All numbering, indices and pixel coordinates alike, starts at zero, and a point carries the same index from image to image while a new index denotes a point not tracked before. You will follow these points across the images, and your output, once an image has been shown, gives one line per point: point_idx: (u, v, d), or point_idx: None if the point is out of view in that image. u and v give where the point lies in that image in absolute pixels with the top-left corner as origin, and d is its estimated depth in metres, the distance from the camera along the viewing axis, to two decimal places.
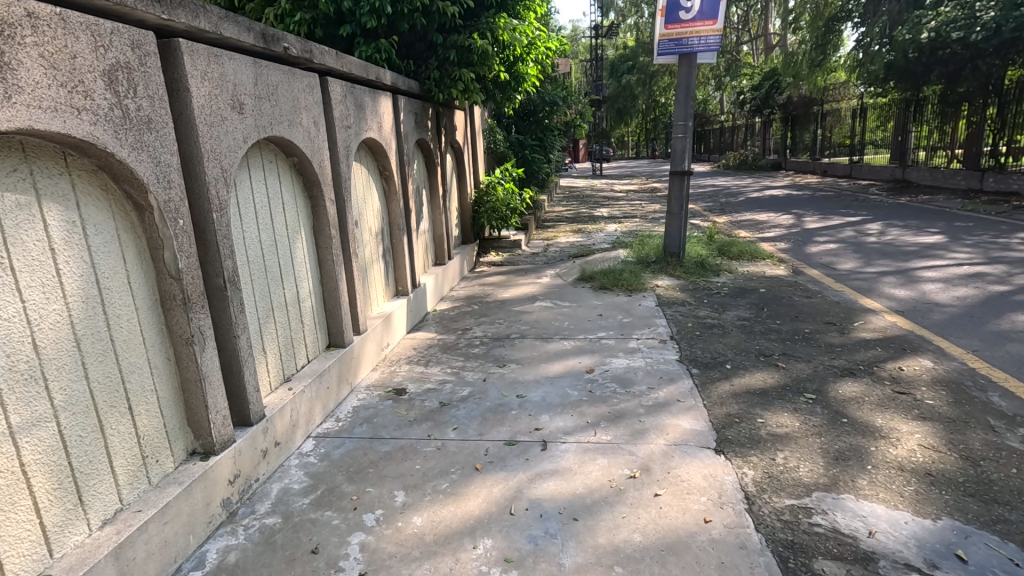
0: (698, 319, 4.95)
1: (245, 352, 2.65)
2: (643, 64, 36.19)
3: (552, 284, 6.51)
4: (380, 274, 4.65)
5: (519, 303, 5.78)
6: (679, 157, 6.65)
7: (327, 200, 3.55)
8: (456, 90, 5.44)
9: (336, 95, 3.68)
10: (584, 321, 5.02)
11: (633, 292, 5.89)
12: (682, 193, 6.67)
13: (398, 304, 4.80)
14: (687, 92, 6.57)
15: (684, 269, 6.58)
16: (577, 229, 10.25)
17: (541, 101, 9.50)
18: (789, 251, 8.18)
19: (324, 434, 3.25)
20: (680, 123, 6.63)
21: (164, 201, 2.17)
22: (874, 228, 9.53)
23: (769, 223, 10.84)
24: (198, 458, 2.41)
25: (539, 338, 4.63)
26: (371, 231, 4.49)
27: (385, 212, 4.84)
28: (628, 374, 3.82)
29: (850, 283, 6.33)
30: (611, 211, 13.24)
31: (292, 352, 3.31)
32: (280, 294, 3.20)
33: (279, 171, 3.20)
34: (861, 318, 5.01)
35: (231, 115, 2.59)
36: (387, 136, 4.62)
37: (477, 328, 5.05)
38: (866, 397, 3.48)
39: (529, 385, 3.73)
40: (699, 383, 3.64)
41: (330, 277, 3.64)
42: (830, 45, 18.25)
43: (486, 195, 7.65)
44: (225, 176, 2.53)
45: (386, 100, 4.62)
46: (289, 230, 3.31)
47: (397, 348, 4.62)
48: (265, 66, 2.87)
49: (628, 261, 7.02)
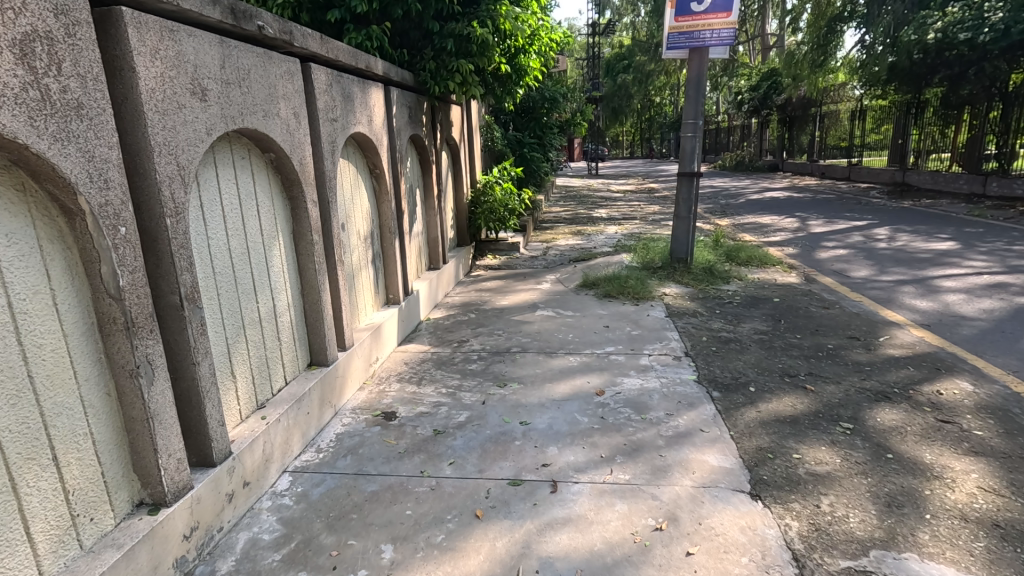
0: (712, 333, 4.60)
1: (206, 380, 2.25)
2: (640, 63, 35.82)
3: (553, 290, 6.13)
4: (369, 281, 4.26)
5: (519, 311, 5.40)
6: (688, 157, 6.29)
7: (309, 202, 3.15)
8: (454, 82, 5.08)
9: (320, 84, 3.27)
10: (589, 333, 4.65)
11: (640, 300, 5.52)
12: (691, 194, 6.32)
13: (388, 314, 4.41)
14: (699, 86, 6.15)
15: (692, 276, 6.23)
16: (577, 230, 9.88)
17: (540, 98, 9.13)
18: (797, 257, 7.86)
19: (302, 467, 2.86)
20: (690, 122, 6.23)
21: (99, 205, 1.77)
22: (883, 233, 9.22)
23: (773, 226, 10.54)
24: (146, 511, 2.02)
25: (542, 353, 4.25)
26: (359, 235, 4.10)
27: (376, 213, 4.45)
28: (642, 398, 3.45)
29: (867, 292, 6.00)
30: (610, 212, 12.89)
31: (268, 373, 2.92)
32: (253, 309, 2.81)
33: (252, 169, 2.80)
34: (886, 332, 4.67)
35: (192, 103, 2.19)
36: (378, 131, 4.23)
37: (475, 340, 4.67)
38: (908, 426, 3.13)
39: (533, 409, 3.35)
40: (722, 409, 3.28)
41: (312, 287, 3.25)
42: (831, 46, 17.99)
43: (484, 195, 7.31)
44: (182, 175, 2.13)
45: (377, 91, 4.23)
46: (265, 236, 2.91)
47: (387, 362, 4.24)
48: (235, 46, 2.48)
49: (633, 266, 6.66)
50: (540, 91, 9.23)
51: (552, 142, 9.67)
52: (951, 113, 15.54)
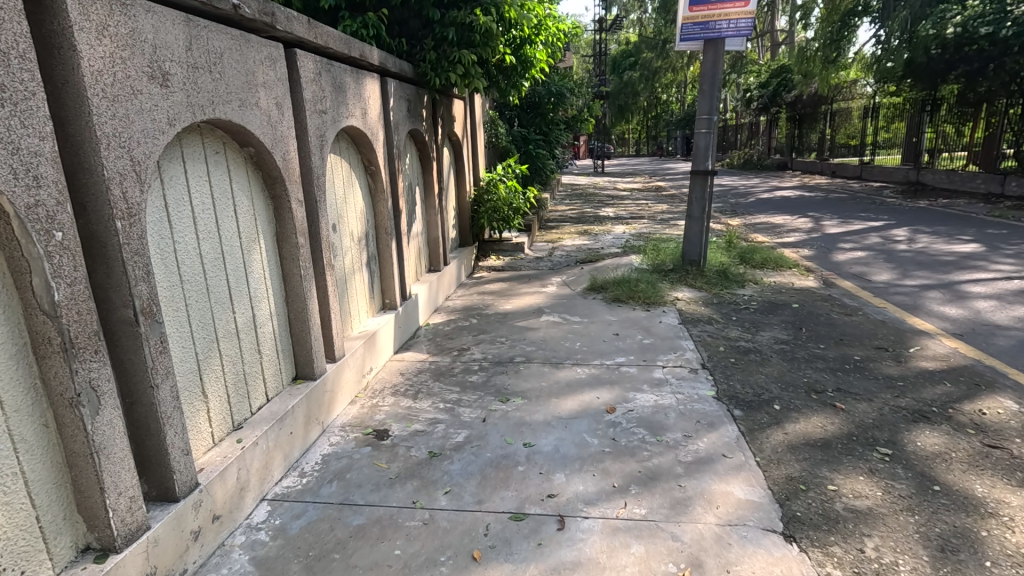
0: (729, 342, 4.30)
1: (167, 405, 1.99)
2: (646, 59, 35.35)
3: (560, 294, 5.85)
4: (362, 285, 3.98)
5: (522, 317, 5.12)
6: (702, 155, 5.96)
7: (293, 201, 2.87)
8: (455, 74, 4.76)
9: (307, 72, 2.99)
10: (598, 342, 4.36)
11: (651, 306, 5.23)
12: (704, 195, 6.00)
13: (384, 321, 4.13)
14: (713, 81, 5.85)
15: (706, 280, 5.93)
16: (583, 230, 9.59)
17: (546, 93, 8.84)
18: (814, 259, 7.54)
19: (282, 495, 2.59)
20: (704, 118, 5.92)
21: (27, 207, 1.50)
22: (901, 235, 8.88)
23: (786, 226, 10.22)
24: (92, 557, 1.76)
25: (548, 364, 3.96)
26: (351, 236, 3.82)
27: (370, 213, 4.17)
28: (657, 416, 3.16)
29: (891, 298, 5.68)
30: (617, 210, 12.57)
31: (245, 390, 2.65)
32: (228, 320, 2.53)
33: (228, 165, 2.53)
34: (916, 342, 4.36)
35: (150, 89, 1.92)
36: (373, 125, 3.95)
37: (476, 348, 4.38)
38: (953, 452, 2.82)
39: (538, 429, 3.07)
40: (745, 431, 2.99)
41: (297, 295, 2.97)
42: (845, 41, 17.52)
43: (487, 193, 7.03)
44: (137, 171, 1.86)
45: (372, 82, 3.95)
46: (243, 239, 2.64)
47: (382, 372, 3.96)
48: (205, 26, 2.20)
49: (643, 268, 6.36)
50: (546, 86, 8.95)
51: (557, 139, 9.37)
52: (968, 111, 15.15)
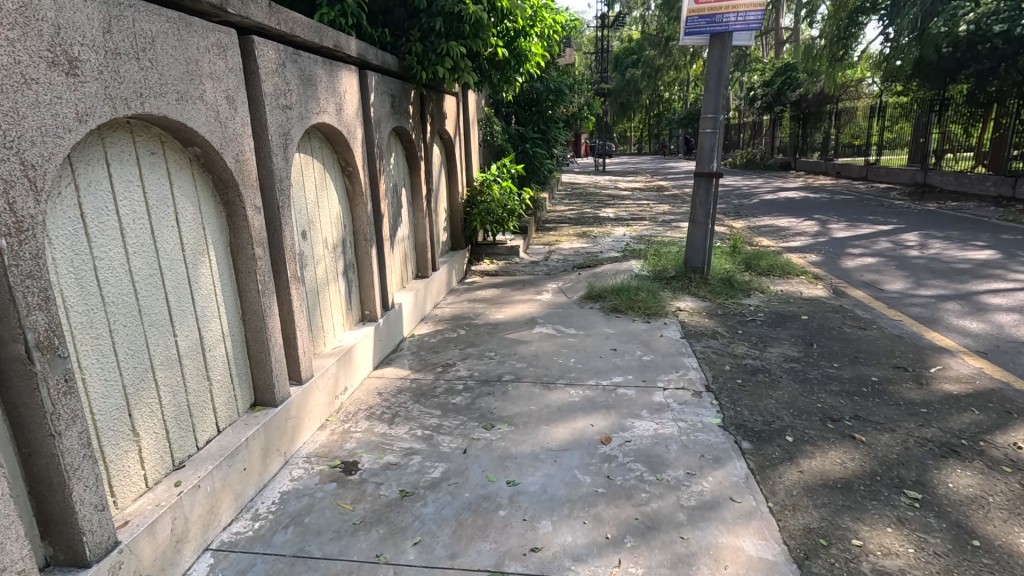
0: (736, 360, 3.98)
1: (74, 453, 1.67)
2: (649, 57, 34.97)
3: (554, 303, 5.53)
4: (337, 297, 3.66)
5: (513, 328, 4.79)
6: (707, 155, 5.65)
7: (249, 207, 2.55)
8: (443, 67, 4.45)
9: (266, 63, 2.66)
10: (594, 358, 4.04)
11: (652, 317, 4.91)
12: (709, 198, 5.68)
13: (361, 335, 3.82)
14: (718, 77, 5.51)
15: (709, 288, 5.60)
16: (582, 232, 9.27)
17: (545, 90, 8.49)
18: (822, 265, 7.21)
19: (229, 545, 2.27)
20: (710, 117, 5.59)
21: None
22: (912, 240, 8.55)
23: (791, 229, 9.90)
24: None
25: (539, 384, 3.64)
26: (324, 243, 3.51)
27: (348, 217, 3.85)
28: (656, 449, 2.85)
29: (906, 309, 5.36)
30: (618, 211, 12.25)
31: (189, 423, 2.33)
32: (169, 344, 2.22)
33: (168, 168, 2.21)
34: (937, 361, 4.04)
35: (50, 78, 1.60)
36: (350, 123, 3.63)
37: (462, 364, 4.06)
38: (990, 497, 2.49)
39: (524, 463, 2.75)
40: (756, 468, 2.67)
41: (255, 312, 2.66)
42: (852, 39, 17.14)
43: (481, 194, 6.71)
44: (30, 177, 1.54)
45: (350, 76, 3.62)
46: (188, 251, 2.32)
47: (358, 392, 3.64)
48: (130, 5, 1.88)
49: (643, 275, 6.04)
50: (545, 82, 8.60)
51: (555, 138, 9.04)
52: (977, 111, 14.80)
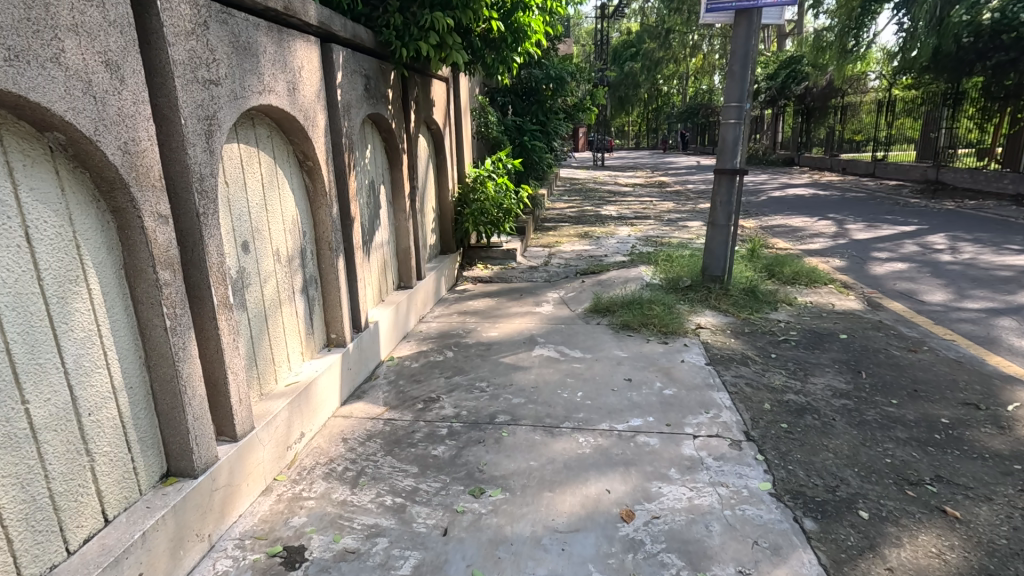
0: (775, 395, 3.33)
1: None
2: (649, 50, 34.26)
3: (556, 317, 4.86)
4: (290, 322, 2.98)
5: (509, 350, 4.12)
6: (729, 149, 4.99)
7: (149, 217, 1.87)
8: (427, 43, 3.76)
9: (178, 21, 1.97)
10: (605, 392, 3.37)
11: (669, 337, 4.25)
12: (732, 198, 5.02)
13: (323, 367, 3.14)
14: (745, 60, 4.82)
15: (731, 300, 4.95)
16: (583, 232, 8.60)
17: (544, 77, 7.81)
18: (848, 272, 6.57)
19: None
20: (734, 107, 4.89)
21: None
22: (940, 243, 7.92)
23: (806, 230, 9.25)
24: None
25: (540, 429, 2.98)
26: (273, 256, 2.82)
27: (308, 222, 3.16)
28: (695, 532, 2.19)
29: (955, 326, 4.72)
30: (621, 209, 11.56)
31: (52, 522, 1.66)
32: (10, 416, 1.54)
33: (7, 162, 1.53)
34: (1013, 397, 3.39)
35: None
36: (309, 106, 2.94)
37: (448, 399, 3.39)
38: None
39: (523, 555, 2.09)
40: (830, 563, 2.02)
41: (163, 357, 1.97)
42: (864, 30, 16.49)
43: (473, 192, 6.07)
44: None
45: (309, 48, 2.93)
46: (48, 280, 1.64)
47: (318, 439, 2.97)
48: None
49: (655, 284, 5.39)
50: (545, 69, 7.94)
51: (556, 130, 8.36)
52: (993, 106, 14.19)
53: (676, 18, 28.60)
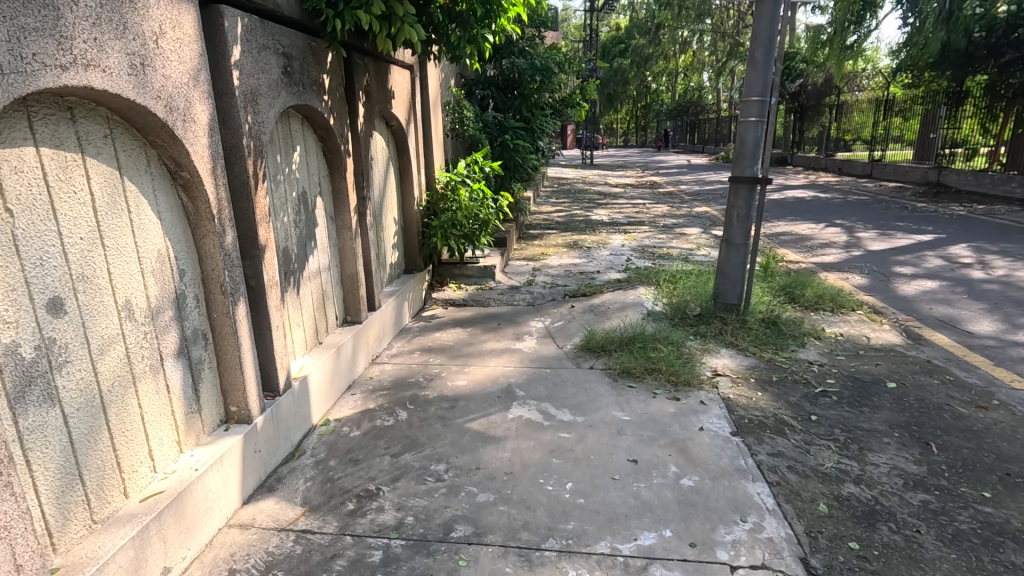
0: (831, 487, 2.49)
1: None
2: (638, 46, 33.44)
3: (540, 357, 3.99)
4: (151, 403, 2.07)
5: (479, 409, 3.23)
6: (748, 152, 4.13)
7: None
8: (370, 11, 2.86)
9: None
10: (604, 485, 2.51)
11: (681, 390, 3.39)
12: (750, 211, 4.18)
13: (206, 460, 2.23)
14: (768, 45, 3.97)
15: (751, 336, 4.12)
16: (573, 242, 7.74)
17: (529, 67, 6.92)
18: (873, 292, 5.77)
19: None
20: (755, 101, 4.06)
21: None
22: (966, 256, 7.16)
23: (815, 239, 8.47)
24: None
25: (512, 555, 2.11)
26: (117, 313, 1.91)
27: (186, 257, 2.24)
28: None
29: (1020, 368, 3.92)
30: (612, 213, 10.70)
31: None
32: None
33: None
34: None
35: None
36: (177, 92, 2.02)
37: (391, 493, 2.50)
38: None
39: None
40: None
41: None
42: (864, 25, 15.81)
43: (443, 200, 5.18)
44: None
45: (175, 6, 2.01)
46: None
47: (194, 571, 2.07)
48: None
49: (658, 312, 4.54)
50: (529, 58, 7.04)
51: (542, 127, 7.49)
52: (998, 105, 13.57)
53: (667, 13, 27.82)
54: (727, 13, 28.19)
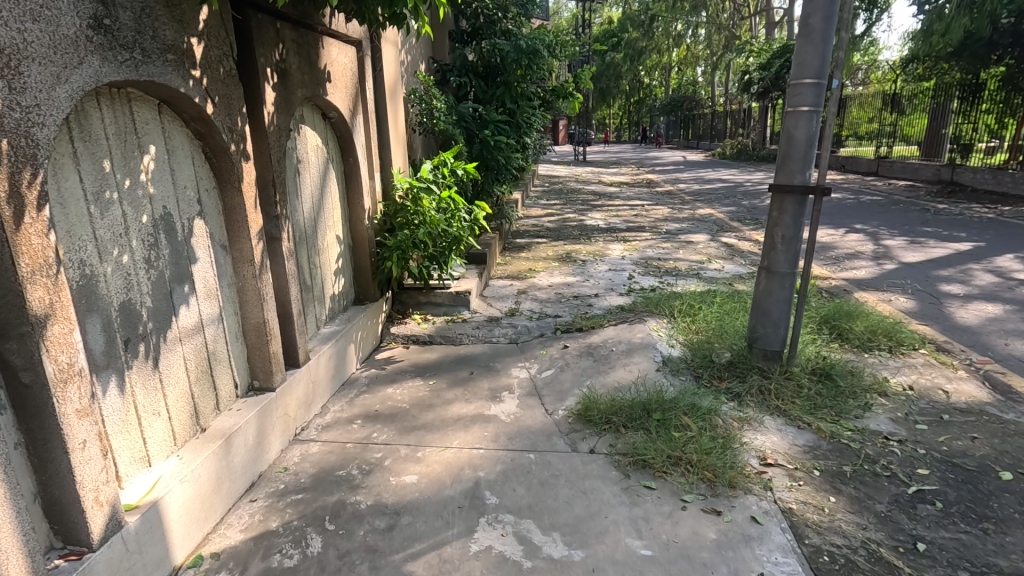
0: None
1: None
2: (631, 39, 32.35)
3: (523, 430, 2.94)
4: None
5: (429, 534, 2.19)
6: (799, 153, 3.09)
7: None
8: None
9: None
10: None
11: (721, 494, 2.37)
12: (799, 229, 3.16)
13: None
14: (829, 9, 2.94)
15: (801, 398, 3.11)
16: (566, 253, 6.68)
17: (512, 49, 5.85)
18: (928, 320, 4.76)
19: None
20: (808, 85, 3.02)
21: None
22: (1020, 271, 6.16)
23: (840, 249, 7.45)
24: None
25: None
26: None
27: None
28: None
29: None
30: (609, 218, 9.63)
31: None
32: None
33: None
34: None
35: None
36: None
37: None
38: None
39: None
40: None
41: None
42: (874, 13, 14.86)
43: (403, 212, 4.12)
44: None
45: None
46: None
47: None
48: None
49: (676, 359, 3.52)
50: (512, 40, 5.97)
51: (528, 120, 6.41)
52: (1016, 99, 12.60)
53: (661, 5, 26.80)
54: (723, 3, 27.14)
